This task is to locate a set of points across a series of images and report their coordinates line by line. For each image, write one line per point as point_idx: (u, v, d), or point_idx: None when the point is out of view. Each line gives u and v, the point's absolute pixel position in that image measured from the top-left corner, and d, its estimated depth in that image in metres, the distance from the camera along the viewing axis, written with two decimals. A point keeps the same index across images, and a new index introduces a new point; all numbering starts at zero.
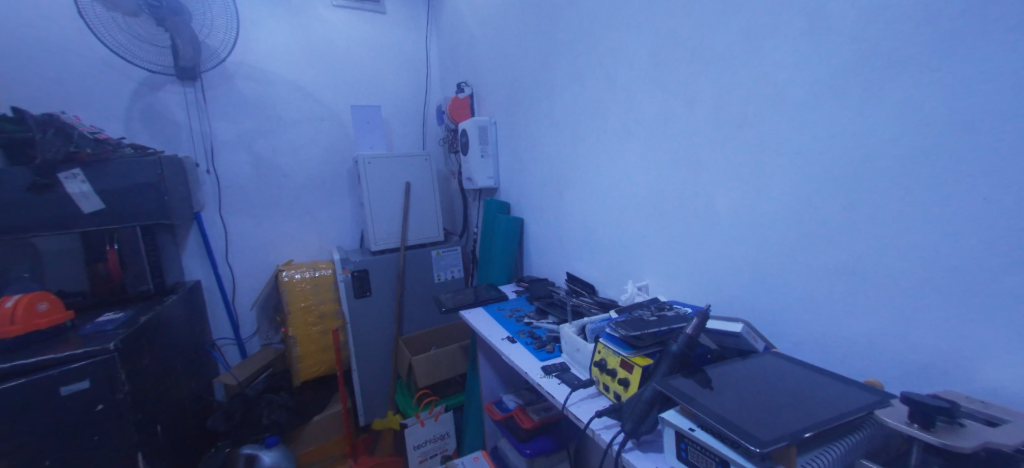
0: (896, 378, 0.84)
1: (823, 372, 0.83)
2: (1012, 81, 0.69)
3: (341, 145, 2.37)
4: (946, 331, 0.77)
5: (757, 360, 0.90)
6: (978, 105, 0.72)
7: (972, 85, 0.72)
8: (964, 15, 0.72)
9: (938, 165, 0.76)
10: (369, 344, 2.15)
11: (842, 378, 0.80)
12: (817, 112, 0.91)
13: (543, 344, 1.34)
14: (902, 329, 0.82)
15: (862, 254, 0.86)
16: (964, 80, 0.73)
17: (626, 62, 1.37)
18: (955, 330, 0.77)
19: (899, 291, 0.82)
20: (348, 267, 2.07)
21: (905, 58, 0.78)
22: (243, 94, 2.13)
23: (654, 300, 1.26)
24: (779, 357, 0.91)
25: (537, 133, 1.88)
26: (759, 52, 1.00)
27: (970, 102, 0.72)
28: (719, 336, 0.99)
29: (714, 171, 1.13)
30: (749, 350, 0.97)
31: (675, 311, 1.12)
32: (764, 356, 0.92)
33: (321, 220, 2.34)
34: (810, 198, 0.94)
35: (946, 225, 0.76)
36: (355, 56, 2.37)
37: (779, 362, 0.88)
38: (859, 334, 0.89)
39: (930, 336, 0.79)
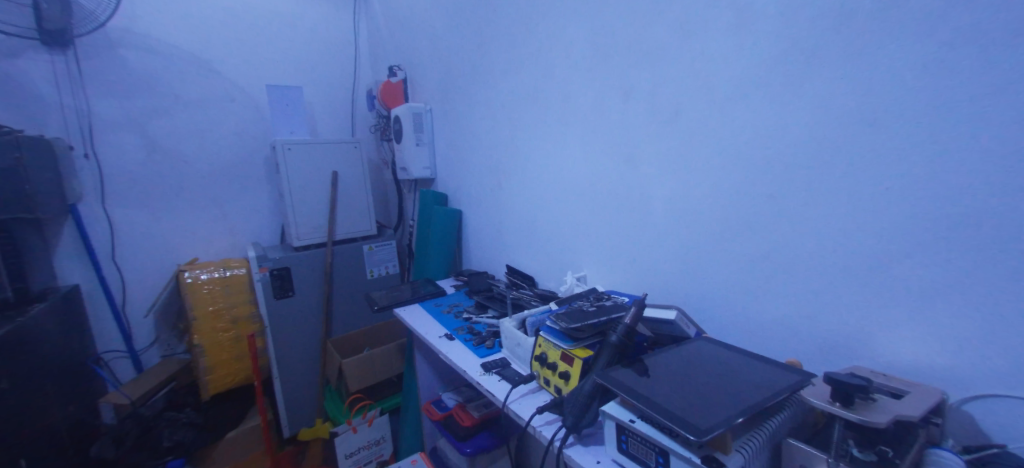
0: (813, 356, 0.89)
1: (752, 355, 0.85)
2: (915, 76, 0.73)
3: (255, 130, 2.13)
4: (860, 309, 0.82)
5: (691, 345, 0.91)
6: (887, 99, 0.76)
7: (880, 81, 0.76)
8: (873, 13, 0.76)
9: (851, 155, 0.80)
10: (292, 348, 1.97)
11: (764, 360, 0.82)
12: (743, 103, 0.94)
13: (483, 339, 1.28)
14: (822, 308, 0.87)
15: (787, 239, 0.90)
16: (875, 76, 0.76)
17: (563, 48, 1.34)
18: (864, 307, 0.82)
19: (817, 273, 0.87)
20: (266, 265, 1.87)
21: (823, 53, 0.81)
22: (130, 67, 1.85)
23: (593, 288, 1.26)
24: (710, 342, 0.92)
25: (474, 122, 1.81)
26: (691, 43, 1.01)
27: (877, 97, 0.76)
28: (654, 324, 1.00)
29: (648, 161, 1.14)
30: (681, 337, 0.98)
31: (612, 299, 1.11)
32: (696, 340, 0.93)
33: (234, 214, 2.11)
34: (737, 185, 0.97)
35: (859, 209, 0.80)
36: (270, 31, 2.14)
37: (709, 346, 0.90)
38: (782, 315, 0.93)
39: (845, 315, 0.84)
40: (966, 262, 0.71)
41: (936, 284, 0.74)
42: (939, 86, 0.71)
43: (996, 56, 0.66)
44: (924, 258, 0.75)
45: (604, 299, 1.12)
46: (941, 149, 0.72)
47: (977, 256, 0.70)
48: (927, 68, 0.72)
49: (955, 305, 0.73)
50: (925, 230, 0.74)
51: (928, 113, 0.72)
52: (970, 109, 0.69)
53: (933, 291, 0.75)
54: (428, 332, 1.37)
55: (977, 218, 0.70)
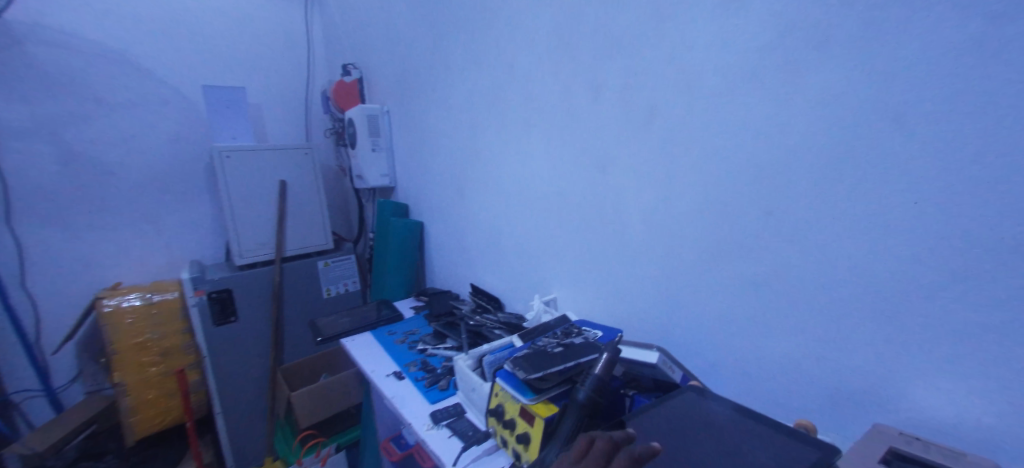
0: (820, 408, 0.73)
1: (751, 414, 0.68)
2: (942, 63, 0.57)
3: (193, 137, 1.92)
4: (880, 356, 0.65)
5: (676, 399, 0.74)
6: (908, 90, 0.59)
7: (897, 71, 0.60)
8: None
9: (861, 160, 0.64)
10: (236, 380, 1.76)
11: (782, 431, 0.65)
12: (731, 101, 0.77)
13: (436, 378, 1.10)
14: (832, 351, 0.70)
15: (787, 264, 0.74)
16: (892, 63, 0.60)
17: (524, 40, 1.17)
18: (887, 354, 0.65)
19: (821, 308, 0.71)
20: (202, 288, 1.64)
21: (826, 37, 0.65)
22: (38, 65, 1.62)
23: (565, 317, 1.07)
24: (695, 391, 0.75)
25: (433, 125, 1.63)
26: (668, 28, 0.84)
27: (893, 90, 0.60)
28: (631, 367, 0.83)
29: (621, 169, 0.98)
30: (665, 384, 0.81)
31: (582, 334, 0.93)
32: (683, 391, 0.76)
33: (170, 230, 1.89)
34: (726, 199, 0.80)
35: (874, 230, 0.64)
36: (209, 25, 1.93)
37: (697, 398, 0.73)
38: (782, 356, 0.76)
39: (860, 361, 0.67)
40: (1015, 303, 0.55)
41: (977, 330, 0.58)
42: (976, 72, 0.55)
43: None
44: (959, 293, 0.59)
45: (571, 334, 0.94)
46: (980, 159, 0.55)
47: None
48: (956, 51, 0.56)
49: (1001, 357, 0.56)
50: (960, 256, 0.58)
51: (959, 108, 0.56)
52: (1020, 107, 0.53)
53: (969, 333, 0.58)
54: (373, 368, 1.18)
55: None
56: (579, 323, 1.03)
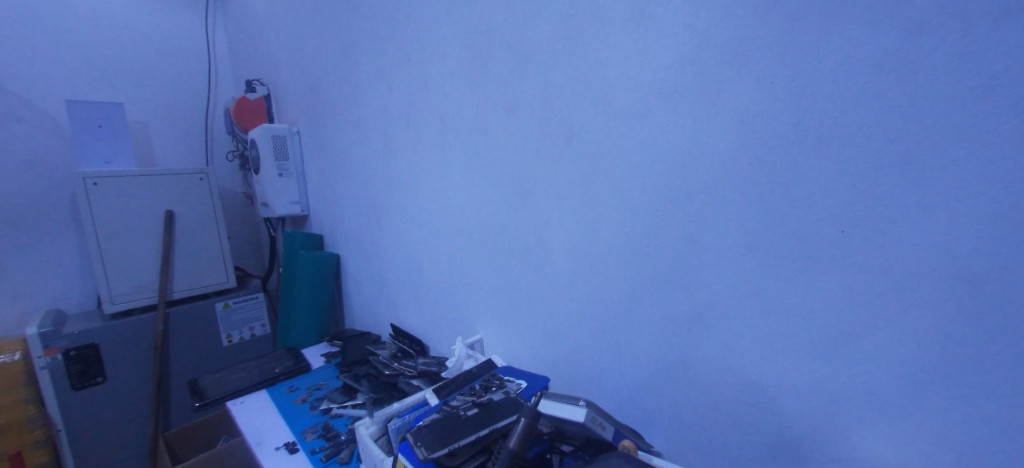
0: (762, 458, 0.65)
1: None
2: (866, 84, 0.53)
3: (56, 162, 1.63)
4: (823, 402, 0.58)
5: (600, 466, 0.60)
6: (832, 113, 0.55)
7: (820, 92, 0.55)
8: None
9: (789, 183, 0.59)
10: (105, 455, 1.46)
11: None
12: (652, 121, 0.70)
13: (337, 449, 0.92)
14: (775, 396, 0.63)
15: (720, 302, 0.66)
16: (815, 85, 0.56)
17: (435, 55, 1.06)
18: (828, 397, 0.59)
19: (756, 349, 0.64)
20: (56, 345, 1.34)
21: (745, 56, 0.60)
22: None
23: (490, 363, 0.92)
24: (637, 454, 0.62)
25: (345, 147, 1.47)
26: (581, 41, 0.77)
27: (817, 113, 0.56)
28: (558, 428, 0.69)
29: (544, 196, 0.87)
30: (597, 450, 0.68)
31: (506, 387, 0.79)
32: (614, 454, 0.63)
33: (20, 273, 1.57)
34: (652, 227, 0.72)
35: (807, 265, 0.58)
36: (79, 33, 1.66)
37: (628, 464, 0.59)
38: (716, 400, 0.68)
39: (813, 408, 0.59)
40: (953, 336, 0.50)
41: (914, 369, 0.53)
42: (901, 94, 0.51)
43: (963, 53, 0.48)
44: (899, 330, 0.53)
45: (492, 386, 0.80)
46: (902, 184, 0.52)
47: (971, 332, 0.50)
48: (875, 73, 0.52)
49: (947, 398, 0.51)
50: (895, 292, 0.53)
51: (888, 131, 0.52)
52: (942, 129, 0.49)
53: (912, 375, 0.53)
54: (261, 439, 0.97)
55: (967, 274, 0.49)
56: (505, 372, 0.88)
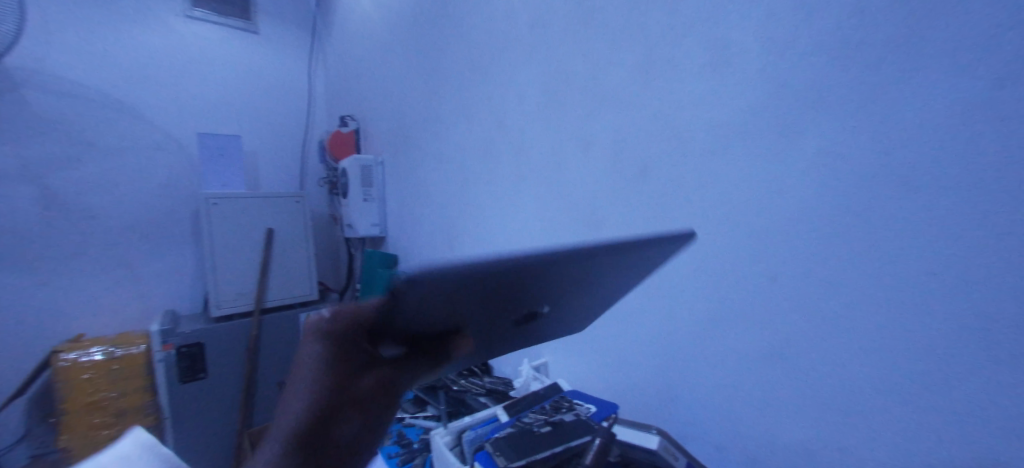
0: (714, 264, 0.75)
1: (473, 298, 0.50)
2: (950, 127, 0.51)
3: (183, 183, 1.92)
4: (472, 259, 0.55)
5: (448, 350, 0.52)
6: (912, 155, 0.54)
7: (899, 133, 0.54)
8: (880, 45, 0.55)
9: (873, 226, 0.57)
10: (198, 446, 1.63)
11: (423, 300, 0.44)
12: (728, 160, 0.72)
13: (411, 456, 0.97)
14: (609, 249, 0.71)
15: (800, 341, 0.65)
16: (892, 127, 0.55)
17: (513, 96, 1.17)
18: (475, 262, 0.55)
19: (836, 395, 0.62)
20: (171, 341, 1.53)
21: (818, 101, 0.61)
22: (34, 108, 1.61)
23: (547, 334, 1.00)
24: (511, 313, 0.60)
25: (423, 176, 1.61)
26: (653, 87, 0.83)
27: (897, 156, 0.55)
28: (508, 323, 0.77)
29: (613, 227, 0.92)
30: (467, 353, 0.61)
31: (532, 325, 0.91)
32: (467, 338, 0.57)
33: (145, 278, 1.82)
34: (728, 261, 0.73)
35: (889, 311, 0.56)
36: (211, 79, 2.00)
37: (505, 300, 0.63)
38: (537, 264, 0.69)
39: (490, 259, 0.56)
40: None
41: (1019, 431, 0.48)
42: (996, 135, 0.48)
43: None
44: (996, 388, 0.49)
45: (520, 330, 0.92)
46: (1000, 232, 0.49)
47: None
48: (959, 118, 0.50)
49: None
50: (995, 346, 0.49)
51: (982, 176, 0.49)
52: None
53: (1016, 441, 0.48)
54: None
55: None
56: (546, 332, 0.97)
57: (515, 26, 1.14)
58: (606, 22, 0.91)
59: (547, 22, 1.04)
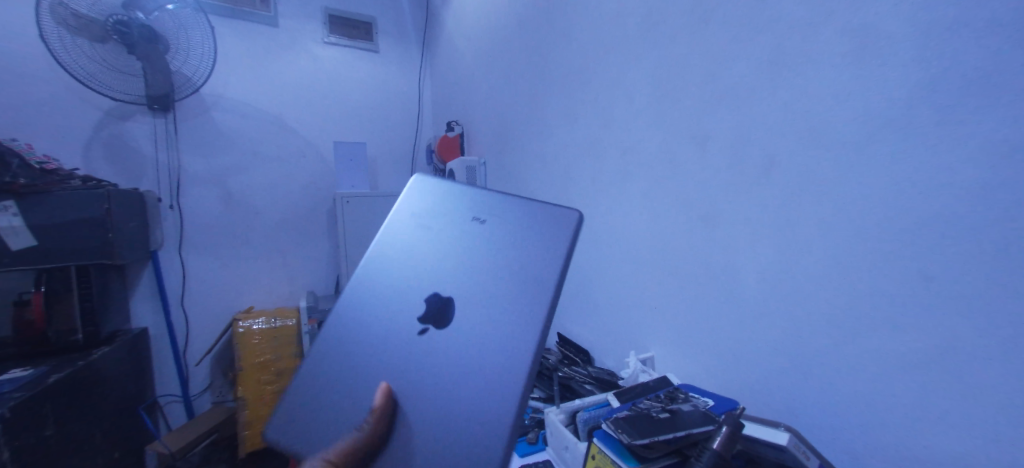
0: (451, 200, 0.75)
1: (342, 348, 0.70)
2: None
3: (320, 185, 2.27)
4: (362, 317, 0.72)
5: (371, 367, 0.66)
6: None
7: None
8: None
9: None
10: None
11: (318, 372, 0.69)
12: (871, 152, 0.71)
13: (525, 430, 1.06)
14: (411, 241, 0.75)
15: (962, 333, 0.64)
16: None
17: (622, 95, 1.20)
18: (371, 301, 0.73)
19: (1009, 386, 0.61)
20: (315, 317, 1.82)
21: (988, 90, 0.61)
22: (218, 127, 2.04)
23: (554, 270, 0.64)
24: (422, 312, 0.68)
25: (525, 176, 1.71)
26: (785, 79, 0.82)
27: None
28: (468, 313, 0.65)
29: (729, 222, 0.92)
30: (426, 356, 0.64)
31: (499, 270, 0.66)
32: (394, 364, 0.65)
33: (294, 264, 2.21)
34: (867, 257, 0.72)
35: None
36: (343, 95, 2.33)
37: (436, 292, 0.68)
38: (424, 269, 0.71)
39: (386, 284, 0.73)
40: None
41: None
42: None
43: None
44: None
45: (490, 293, 0.65)
46: None
47: None
48: None
49: None
50: None
51: None
52: None
53: None
54: None
55: None
56: (538, 251, 0.65)
57: (627, 26, 1.17)
58: (729, 16, 0.91)
59: (660, 21, 1.07)
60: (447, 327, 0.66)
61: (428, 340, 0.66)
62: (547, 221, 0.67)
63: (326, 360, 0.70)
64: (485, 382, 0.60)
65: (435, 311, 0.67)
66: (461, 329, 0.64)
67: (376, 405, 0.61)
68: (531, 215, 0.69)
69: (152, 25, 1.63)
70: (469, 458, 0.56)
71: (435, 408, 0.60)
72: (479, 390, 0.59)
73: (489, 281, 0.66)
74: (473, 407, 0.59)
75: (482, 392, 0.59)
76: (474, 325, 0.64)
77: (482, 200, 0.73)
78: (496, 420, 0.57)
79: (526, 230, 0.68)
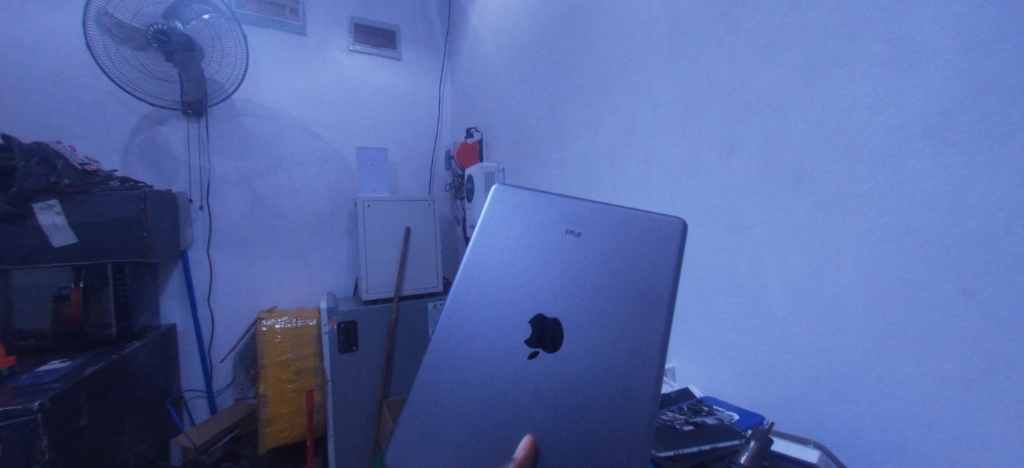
0: (530, 210, 0.68)
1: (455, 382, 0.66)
2: None
3: (342, 188, 2.32)
4: (456, 348, 0.67)
5: (493, 395, 0.65)
6: None
7: None
8: None
9: None
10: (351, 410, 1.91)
11: (431, 417, 0.65)
12: (906, 165, 0.70)
13: None
14: (496, 258, 0.68)
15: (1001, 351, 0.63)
16: None
17: (646, 104, 1.19)
18: (463, 333, 0.67)
19: None
20: (335, 318, 1.85)
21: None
22: (246, 131, 2.11)
23: (664, 284, 0.64)
24: (531, 337, 0.67)
25: (543, 183, 1.72)
26: (815, 91, 0.81)
27: None
28: (584, 340, 0.65)
29: (756, 233, 0.91)
30: (546, 384, 0.65)
31: (606, 292, 0.65)
32: (516, 396, 0.65)
33: (315, 265, 2.25)
34: (906, 271, 0.71)
35: None
36: (366, 100, 2.38)
37: (542, 314, 0.67)
38: (525, 293, 0.67)
39: (478, 308, 0.68)
40: None
41: None
42: None
43: None
44: None
45: (605, 320, 0.65)
46: None
47: None
48: None
49: None
50: None
51: None
52: None
53: None
54: None
55: None
56: (646, 266, 0.65)
57: (651, 35, 1.17)
58: (758, 25, 0.90)
59: (686, 31, 1.06)
60: (562, 348, 0.65)
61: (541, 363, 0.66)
62: (644, 234, 0.66)
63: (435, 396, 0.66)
64: (610, 409, 0.63)
65: (546, 336, 0.66)
66: (578, 359, 0.65)
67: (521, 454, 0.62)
68: (628, 227, 0.66)
69: (189, 34, 1.70)
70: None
71: (566, 438, 0.63)
72: (616, 406, 0.63)
73: (600, 304, 0.65)
74: (599, 429, 0.63)
75: (609, 418, 0.63)
76: (592, 347, 0.65)
77: (573, 212, 0.67)
78: (628, 444, 0.62)
79: (628, 241, 0.66)
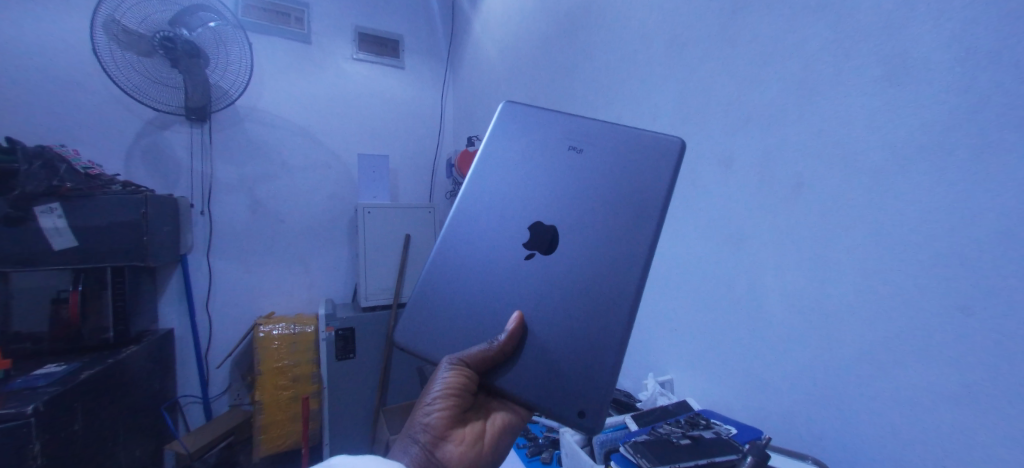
0: (538, 126, 0.76)
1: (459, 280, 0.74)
2: None
3: (343, 195, 2.33)
4: (464, 245, 0.75)
5: (490, 289, 0.72)
6: None
7: None
8: None
9: None
10: (348, 419, 1.89)
11: (437, 300, 0.74)
12: (902, 180, 0.70)
13: (539, 449, 1.04)
14: (504, 173, 0.76)
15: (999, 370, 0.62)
16: None
17: (647, 115, 1.19)
18: (469, 237, 0.75)
19: None
20: (333, 324, 1.84)
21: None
22: (249, 137, 2.12)
23: (658, 197, 0.67)
24: (527, 239, 0.72)
25: None
26: (813, 105, 0.81)
27: None
28: (577, 242, 0.69)
29: (755, 245, 0.91)
30: (541, 278, 0.70)
31: (599, 195, 0.70)
32: (513, 287, 0.71)
33: (314, 270, 2.25)
34: (904, 285, 0.70)
35: None
36: (369, 108, 2.39)
37: (538, 221, 0.72)
38: (526, 199, 0.74)
39: (485, 215, 0.76)
40: None
41: None
42: None
43: None
44: None
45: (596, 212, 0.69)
46: None
47: None
48: None
49: None
50: None
51: None
52: None
53: None
54: None
55: None
56: (642, 178, 0.68)
57: (650, 49, 1.19)
58: (757, 39, 0.91)
59: (687, 44, 1.07)
60: (555, 253, 0.70)
61: (534, 264, 0.70)
62: (644, 150, 0.69)
63: (439, 282, 0.75)
64: (598, 297, 0.66)
65: (541, 236, 0.71)
66: (571, 255, 0.69)
67: (510, 330, 0.67)
68: (629, 143, 0.70)
69: (194, 40, 1.72)
70: (606, 364, 0.64)
71: (556, 322, 0.67)
72: (604, 306, 0.66)
73: (592, 206, 0.70)
74: (587, 314, 0.66)
75: (596, 303, 0.66)
76: (585, 250, 0.68)
77: (575, 129, 0.74)
78: (614, 329, 0.65)
79: (626, 154, 0.70)
